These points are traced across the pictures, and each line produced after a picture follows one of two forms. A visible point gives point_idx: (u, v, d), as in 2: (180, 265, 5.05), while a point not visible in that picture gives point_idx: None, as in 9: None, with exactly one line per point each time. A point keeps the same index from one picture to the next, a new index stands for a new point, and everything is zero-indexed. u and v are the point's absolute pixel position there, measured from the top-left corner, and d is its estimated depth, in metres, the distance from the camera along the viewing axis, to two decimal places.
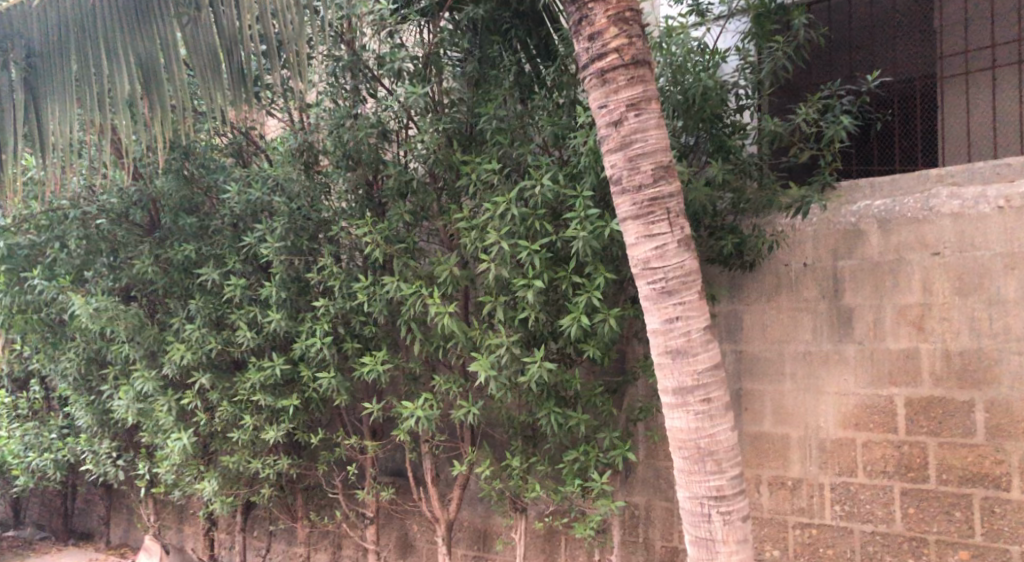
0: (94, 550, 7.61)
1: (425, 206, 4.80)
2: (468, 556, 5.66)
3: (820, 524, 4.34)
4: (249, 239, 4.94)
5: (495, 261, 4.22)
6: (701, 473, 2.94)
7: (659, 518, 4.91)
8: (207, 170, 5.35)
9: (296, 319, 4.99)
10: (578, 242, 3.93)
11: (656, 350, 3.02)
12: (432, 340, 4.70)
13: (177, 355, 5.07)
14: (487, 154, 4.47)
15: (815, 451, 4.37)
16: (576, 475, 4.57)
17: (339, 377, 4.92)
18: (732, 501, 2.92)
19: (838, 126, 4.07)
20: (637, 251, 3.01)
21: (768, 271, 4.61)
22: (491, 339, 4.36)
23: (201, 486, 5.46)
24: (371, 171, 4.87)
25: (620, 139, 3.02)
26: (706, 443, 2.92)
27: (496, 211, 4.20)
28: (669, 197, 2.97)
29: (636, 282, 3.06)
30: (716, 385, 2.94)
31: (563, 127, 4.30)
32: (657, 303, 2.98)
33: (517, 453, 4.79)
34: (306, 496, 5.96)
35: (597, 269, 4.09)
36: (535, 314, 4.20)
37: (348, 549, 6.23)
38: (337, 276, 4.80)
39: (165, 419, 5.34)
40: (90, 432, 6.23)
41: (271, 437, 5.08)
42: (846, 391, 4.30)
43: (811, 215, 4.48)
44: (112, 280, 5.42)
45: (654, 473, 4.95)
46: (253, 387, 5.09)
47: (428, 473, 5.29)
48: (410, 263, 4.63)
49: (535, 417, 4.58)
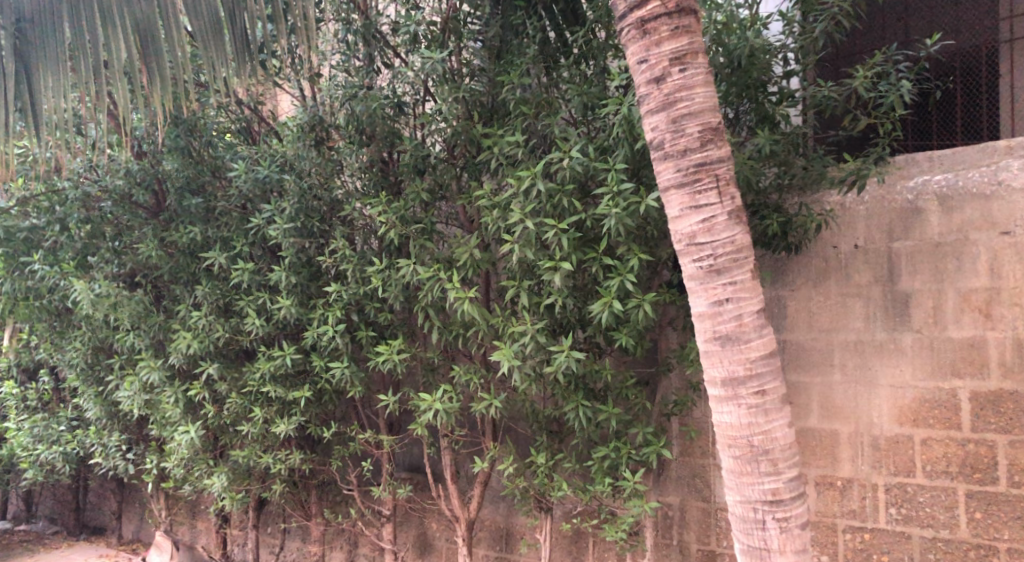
0: (105, 546, 7.40)
1: (443, 184, 4.50)
2: (489, 557, 5.36)
3: (873, 529, 3.96)
4: (257, 221, 4.65)
5: (519, 243, 3.88)
6: (755, 475, 2.61)
7: (695, 520, 4.58)
8: (213, 148, 5.08)
9: (307, 306, 4.71)
10: (611, 220, 3.59)
11: (702, 337, 2.70)
12: (452, 328, 4.41)
13: (182, 344, 4.80)
14: (511, 127, 4.14)
15: (868, 449, 4.01)
16: (606, 473, 4.27)
17: (354, 368, 4.63)
18: (790, 506, 2.59)
19: (898, 92, 3.68)
20: (682, 225, 2.68)
21: (815, 254, 4.21)
22: (515, 326, 4.05)
23: (210, 482, 5.21)
24: (386, 148, 4.59)
25: (663, 97, 2.69)
26: (760, 441, 2.59)
27: (520, 187, 3.87)
28: (718, 163, 2.63)
29: (679, 259, 2.73)
30: (771, 376, 2.62)
31: (594, 97, 3.98)
32: (704, 284, 2.66)
33: (542, 450, 4.49)
34: (320, 492, 5.70)
35: (631, 251, 3.76)
36: (562, 300, 3.88)
37: (364, 547, 5.96)
38: (350, 259, 4.51)
39: (172, 411, 5.10)
40: (99, 425, 6.01)
41: (282, 431, 4.81)
42: (903, 384, 3.93)
43: (862, 191, 4.11)
44: (117, 265, 5.17)
45: (689, 471, 4.62)
46: (263, 378, 4.81)
47: (447, 470, 5.02)
48: (427, 245, 4.34)
49: (562, 411, 4.26)
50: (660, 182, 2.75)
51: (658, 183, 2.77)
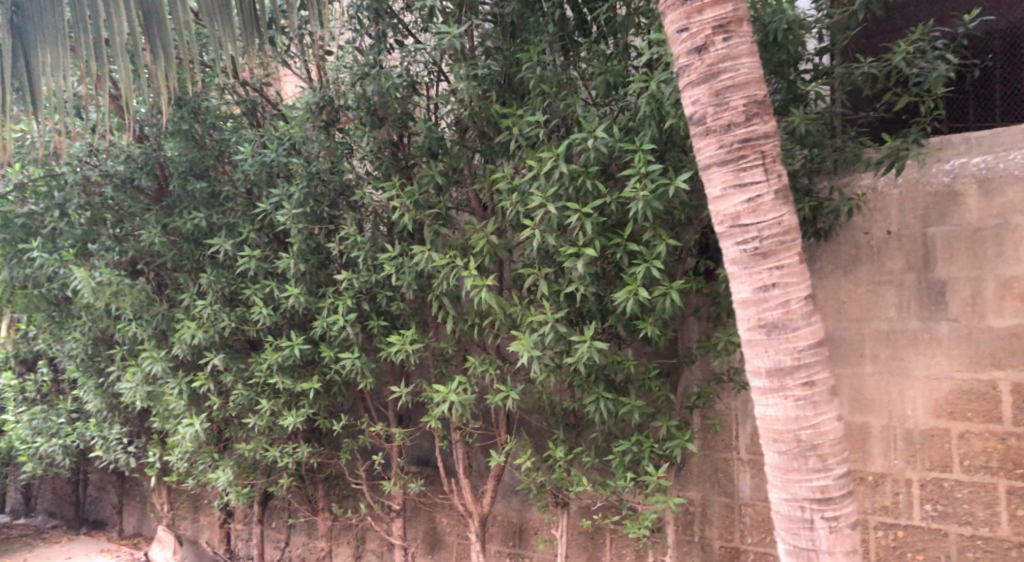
0: (106, 540, 7.24)
1: (458, 167, 4.33)
2: (502, 554, 5.21)
3: (907, 526, 3.81)
4: (264, 206, 4.48)
5: (540, 228, 3.71)
6: (803, 472, 2.46)
7: (717, 516, 4.42)
8: (217, 131, 4.91)
9: (316, 295, 4.54)
10: (638, 203, 3.42)
11: (745, 325, 2.54)
12: (467, 318, 4.25)
13: (187, 334, 4.63)
14: (530, 106, 3.94)
15: (902, 443, 3.85)
16: (627, 468, 4.11)
17: (364, 358, 4.46)
18: (840, 504, 2.43)
19: (937, 70, 3.52)
20: (725, 205, 2.52)
21: (845, 240, 4.05)
22: (534, 316, 3.89)
23: (214, 476, 5.06)
24: (397, 129, 4.42)
25: (705, 68, 2.54)
26: (809, 435, 2.44)
27: (541, 169, 3.69)
28: (764, 138, 2.48)
29: (721, 242, 2.57)
30: (820, 366, 2.46)
31: (618, 75, 3.81)
32: (748, 268, 2.50)
33: (559, 444, 4.33)
34: (327, 486, 5.54)
35: (657, 236, 3.59)
36: (584, 288, 3.71)
37: (372, 542, 5.81)
38: (362, 246, 4.34)
39: (176, 403, 4.93)
40: (99, 417, 5.85)
41: (290, 424, 4.64)
42: (938, 375, 3.78)
43: (896, 174, 3.94)
44: (118, 253, 4.97)
45: (711, 466, 4.47)
46: (270, 369, 4.65)
47: (460, 464, 4.86)
48: (442, 231, 4.18)
49: (582, 403, 4.10)
50: (701, 161, 2.60)
51: (698, 162, 2.62)
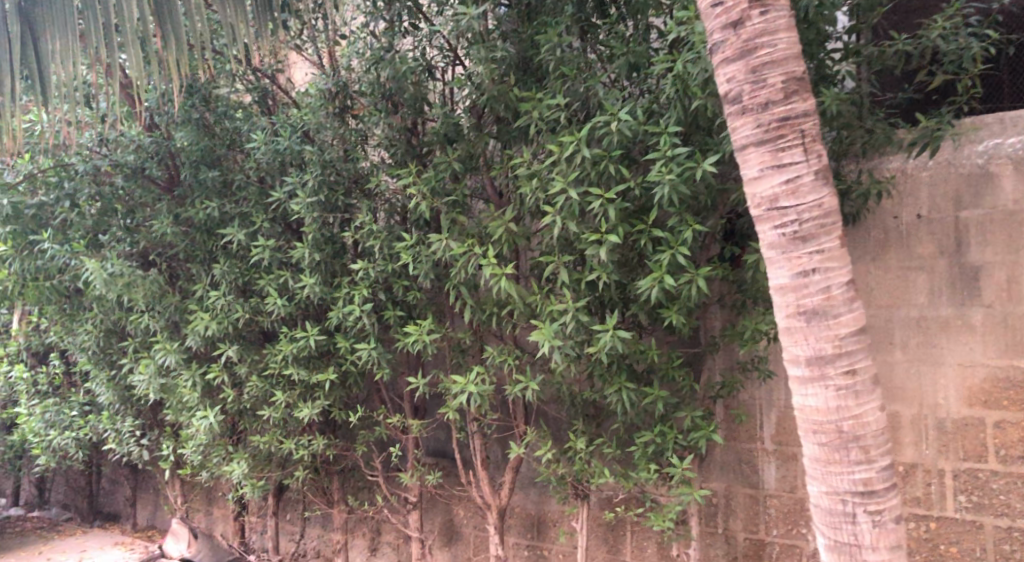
0: (119, 533, 7.21)
1: (474, 153, 4.22)
2: (521, 546, 5.14)
3: (940, 518, 3.71)
4: (278, 194, 4.39)
5: (561, 215, 3.60)
6: (844, 464, 2.37)
7: (741, 507, 4.34)
8: (229, 119, 4.83)
9: (332, 285, 4.46)
10: (664, 188, 3.32)
11: (782, 313, 2.46)
12: (485, 308, 4.16)
13: (200, 326, 4.56)
14: (550, 89, 3.83)
15: (934, 432, 3.75)
16: (650, 460, 4.03)
17: (381, 349, 4.38)
18: (883, 497, 2.35)
19: (969, 47, 3.42)
20: (763, 187, 2.45)
21: (873, 225, 3.93)
22: (554, 305, 3.79)
23: (229, 469, 5.01)
24: (412, 115, 4.32)
25: (740, 44, 2.48)
26: (851, 426, 2.35)
27: (562, 154, 3.58)
28: (803, 117, 2.40)
29: (757, 226, 2.50)
30: (862, 354, 2.37)
31: (640, 56, 3.69)
32: (787, 253, 2.42)
33: (580, 435, 4.24)
34: (343, 478, 5.48)
35: (683, 221, 3.49)
36: (606, 277, 3.61)
37: (388, 535, 5.74)
38: (377, 235, 4.25)
39: (190, 395, 4.87)
40: (112, 409, 5.81)
41: (305, 416, 4.57)
42: (972, 363, 3.68)
43: (927, 156, 3.82)
44: (129, 244, 4.90)
45: (735, 457, 4.37)
46: (284, 360, 4.58)
47: (477, 456, 4.79)
48: (459, 219, 4.09)
49: (603, 394, 4.01)
50: (736, 141, 2.53)
51: (733, 144, 2.55)
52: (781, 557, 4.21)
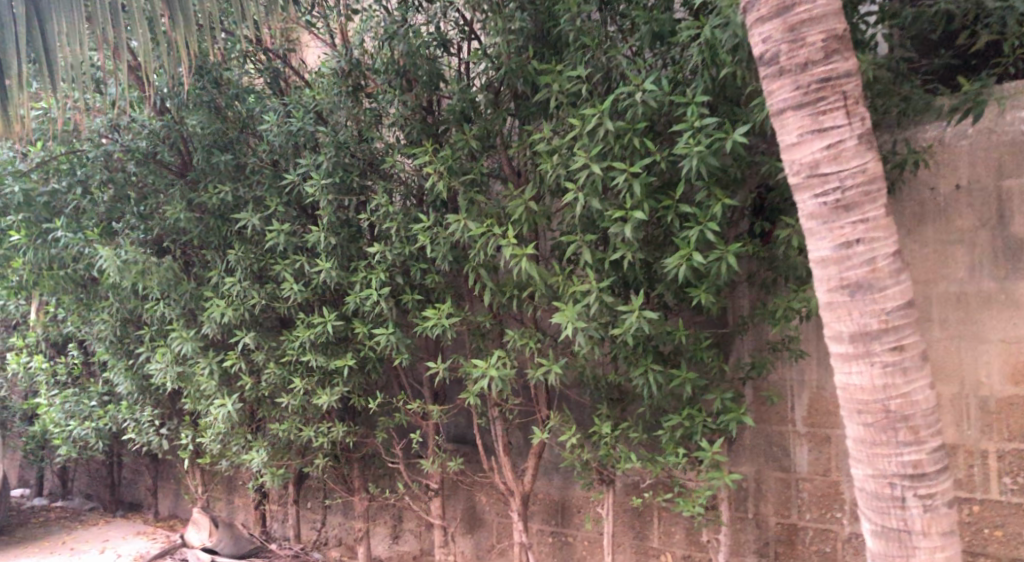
0: (141, 522, 7.21)
1: (492, 131, 4.09)
2: (545, 532, 5.05)
3: (984, 500, 3.57)
4: (291, 177, 4.29)
5: (584, 191, 3.47)
6: (891, 445, 2.24)
7: (773, 491, 4.21)
8: (241, 101, 4.74)
9: (348, 270, 4.35)
10: (692, 160, 3.17)
11: (822, 287, 2.33)
12: (506, 290, 4.04)
13: (216, 312, 4.50)
14: (570, 61, 3.69)
15: (976, 412, 3.60)
16: (678, 444, 3.91)
17: (399, 334, 4.28)
18: (934, 480, 2.22)
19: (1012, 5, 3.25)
20: (803, 152, 2.31)
21: (909, 197, 3.76)
22: (577, 286, 3.66)
23: (249, 457, 4.95)
24: (427, 92, 4.19)
25: (777, 2, 2.35)
26: (898, 406, 2.22)
27: (584, 128, 3.44)
28: (846, 77, 2.27)
29: (796, 195, 2.36)
30: (910, 329, 2.23)
31: (665, 24, 3.53)
32: (829, 223, 2.28)
33: (604, 419, 4.12)
34: (363, 466, 5.41)
35: (712, 196, 3.35)
36: (632, 255, 3.47)
37: (410, 522, 5.66)
38: (394, 217, 4.14)
39: (207, 384, 4.81)
40: (131, 399, 5.78)
41: (325, 403, 4.50)
42: (1016, 339, 3.52)
43: (967, 124, 3.65)
44: (143, 231, 4.85)
45: (765, 440, 4.24)
46: (302, 346, 4.50)
47: (499, 441, 4.69)
48: (477, 198, 3.96)
49: (629, 377, 3.89)
50: (773, 106, 2.39)
51: (769, 109, 2.41)
52: (814, 542, 4.08)
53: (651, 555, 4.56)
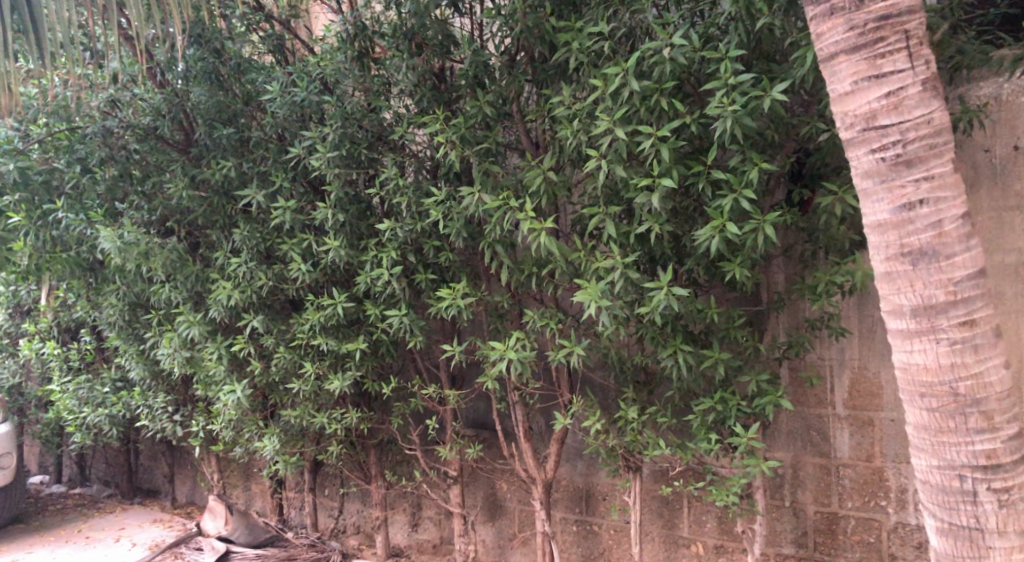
0: (159, 509, 7.11)
1: (508, 97, 3.83)
2: (568, 521, 4.84)
3: None
4: (296, 150, 4.07)
5: (607, 158, 3.21)
6: (961, 433, 1.97)
7: (811, 478, 3.94)
8: (244, 72, 4.51)
9: (358, 248, 4.14)
10: (726, 121, 2.90)
11: (879, 256, 2.05)
12: (524, 267, 3.80)
13: (223, 295, 4.32)
14: (590, 17, 3.41)
15: None
16: (709, 429, 3.67)
17: (412, 315, 4.06)
18: (1010, 472, 1.95)
19: None
20: (857, 103, 2.03)
21: (962, 160, 3.45)
22: (600, 262, 3.40)
23: (261, 445, 4.78)
24: (438, 57, 3.95)
25: None
26: (969, 388, 1.95)
27: (607, 89, 3.16)
28: (908, 15, 1.98)
29: (848, 152, 2.08)
30: (982, 301, 1.96)
31: None
32: (887, 181, 2.00)
33: (631, 403, 3.88)
34: (380, 452, 5.23)
35: (747, 161, 3.07)
36: (659, 227, 3.21)
37: (429, 510, 5.48)
38: (404, 191, 3.91)
39: (216, 368, 4.65)
40: (144, 385, 5.65)
41: (336, 388, 4.30)
42: None
43: None
44: (148, 212, 4.72)
45: (803, 424, 3.98)
46: (312, 330, 4.30)
47: (519, 427, 4.48)
48: (493, 169, 3.72)
49: (657, 358, 3.64)
50: (822, 51, 2.11)
51: (817, 54, 2.13)
52: (857, 532, 3.83)
53: (681, 545, 4.34)
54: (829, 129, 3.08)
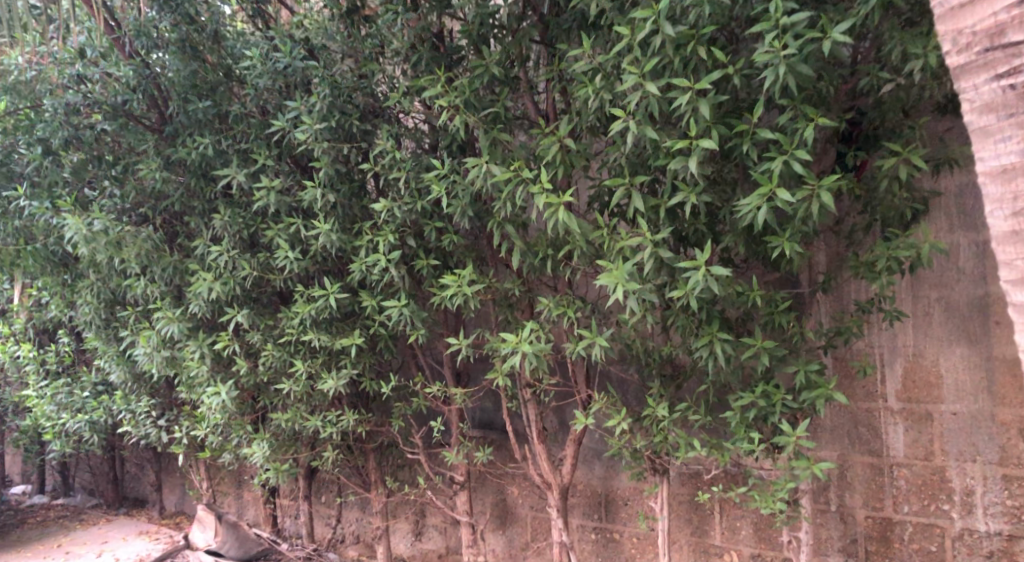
0: (146, 520, 6.68)
1: (514, 57, 3.42)
2: (586, 528, 4.43)
3: None
4: (279, 123, 3.65)
5: (635, 119, 2.77)
6: None
7: (862, 480, 3.53)
8: (222, 40, 4.09)
9: (351, 232, 3.70)
10: (776, 70, 2.47)
11: (1004, 210, 1.69)
12: (537, 249, 3.36)
13: (203, 288, 3.87)
14: None
15: None
16: (750, 427, 3.24)
17: (413, 305, 3.62)
18: None
19: None
20: (979, 17, 1.71)
21: None
22: (625, 239, 2.96)
23: (249, 452, 4.35)
24: (436, 11, 3.51)
25: None
26: None
27: (634, 38, 2.73)
28: None
29: (965, 80, 1.76)
30: None
31: None
32: (1019, 113, 1.66)
33: (658, 400, 3.45)
34: (379, 457, 4.81)
35: (799, 117, 2.65)
36: (695, 198, 2.78)
37: (434, 517, 5.07)
38: (402, 165, 3.49)
39: (198, 369, 4.22)
40: (125, 389, 5.21)
41: (330, 388, 3.87)
42: None
43: None
44: (121, 198, 4.28)
45: (850, 420, 3.56)
46: (303, 324, 3.87)
47: (532, 427, 4.06)
48: (501, 138, 3.30)
49: (690, 349, 3.21)
50: None
51: None
52: (915, 539, 3.41)
53: (714, 554, 3.92)
54: (892, 79, 2.67)
